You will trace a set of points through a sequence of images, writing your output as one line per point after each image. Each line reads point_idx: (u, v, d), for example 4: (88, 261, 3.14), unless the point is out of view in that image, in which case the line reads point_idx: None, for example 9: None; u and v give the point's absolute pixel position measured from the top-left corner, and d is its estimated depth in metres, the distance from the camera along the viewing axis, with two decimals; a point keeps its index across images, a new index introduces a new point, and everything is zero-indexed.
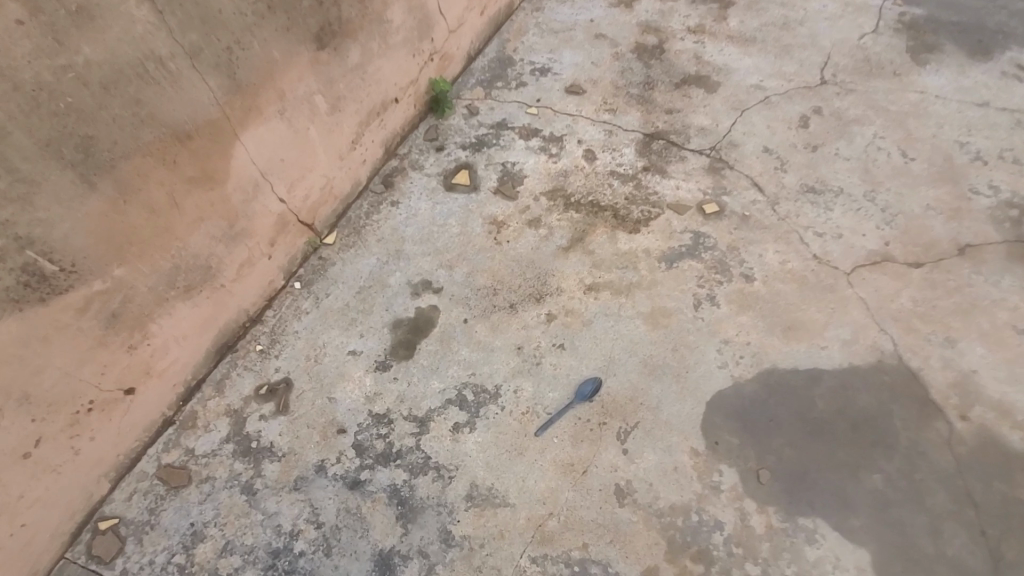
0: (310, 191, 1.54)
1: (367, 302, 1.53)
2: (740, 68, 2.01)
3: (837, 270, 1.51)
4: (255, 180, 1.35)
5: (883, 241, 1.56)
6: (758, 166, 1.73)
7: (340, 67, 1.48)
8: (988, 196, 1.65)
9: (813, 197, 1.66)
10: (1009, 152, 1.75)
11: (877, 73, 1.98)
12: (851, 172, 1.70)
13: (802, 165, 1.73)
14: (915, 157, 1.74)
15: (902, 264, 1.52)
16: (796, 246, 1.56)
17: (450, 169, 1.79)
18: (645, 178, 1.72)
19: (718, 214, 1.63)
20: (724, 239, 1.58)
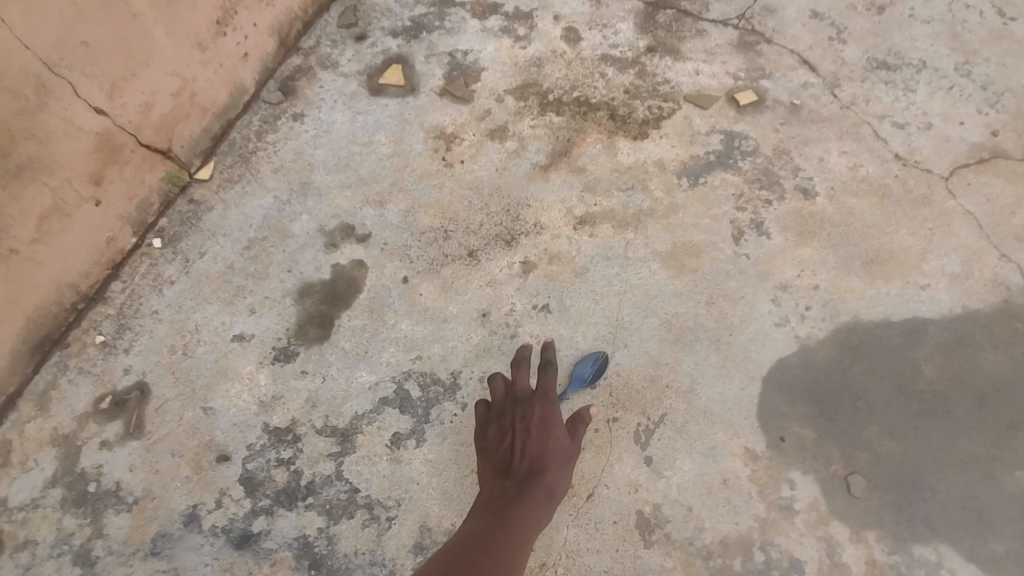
0: (155, 96, 1.04)
1: (261, 262, 1.05)
2: None
3: (930, 174, 1.05)
4: (40, 73, 0.88)
5: (990, 130, 1.09)
6: (806, 37, 1.22)
7: None
8: None
9: (887, 74, 1.16)
10: None
11: None
12: (938, 36, 1.20)
13: (866, 31, 1.22)
14: (1016, 16, 1.22)
15: (1021, 161, 1.06)
16: (871, 145, 1.09)
17: (376, 66, 1.26)
18: (649, 62, 1.22)
19: (757, 105, 1.14)
20: (769, 140, 1.11)
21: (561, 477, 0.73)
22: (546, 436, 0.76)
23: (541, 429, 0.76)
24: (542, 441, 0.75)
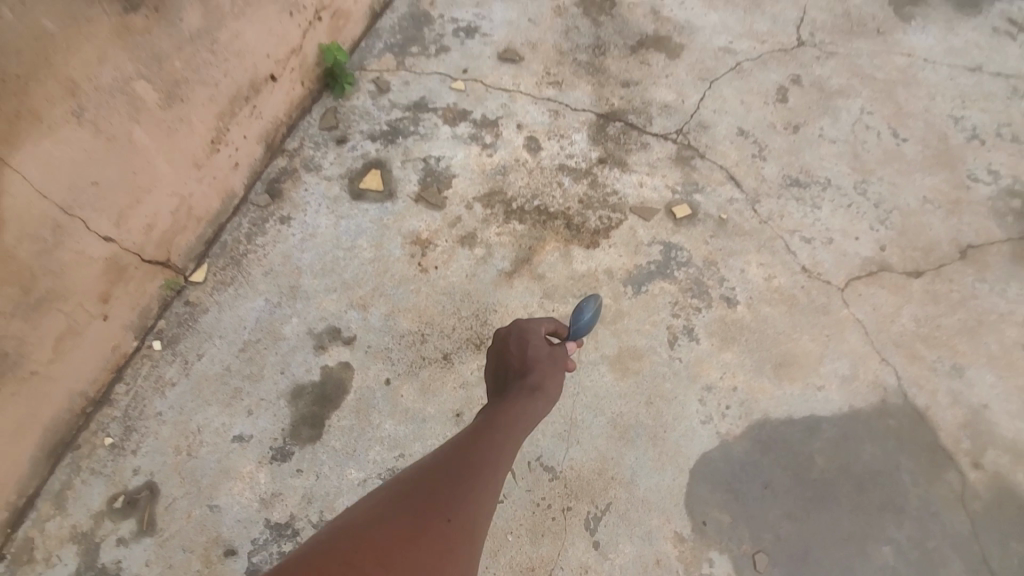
0: (156, 217, 1.12)
1: (256, 364, 1.19)
2: (706, 24, 1.63)
3: (830, 285, 1.26)
4: (58, 219, 0.94)
5: (878, 244, 1.31)
6: (733, 154, 1.43)
7: (166, 38, 1.01)
8: (988, 182, 1.38)
9: (799, 191, 1.38)
10: (1007, 127, 1.46)
11: (856, 28, 1.62)
12: (840, 157, 1.41)
13: (783, 150, 1.43)
14: (908, 136, 1.44)
15: (902, 273, 1.28)
16: (782, 256, 1.30)
17: (357, 170, 1.40)
18: (601, 173, 1.40)
19: (691, 218, 1.34)
20: (699, 251, 1.30)
21: (549, 377, 0.84)
22: (527, 348, 0.87)
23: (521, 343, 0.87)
24: (526, 352, 0.86)
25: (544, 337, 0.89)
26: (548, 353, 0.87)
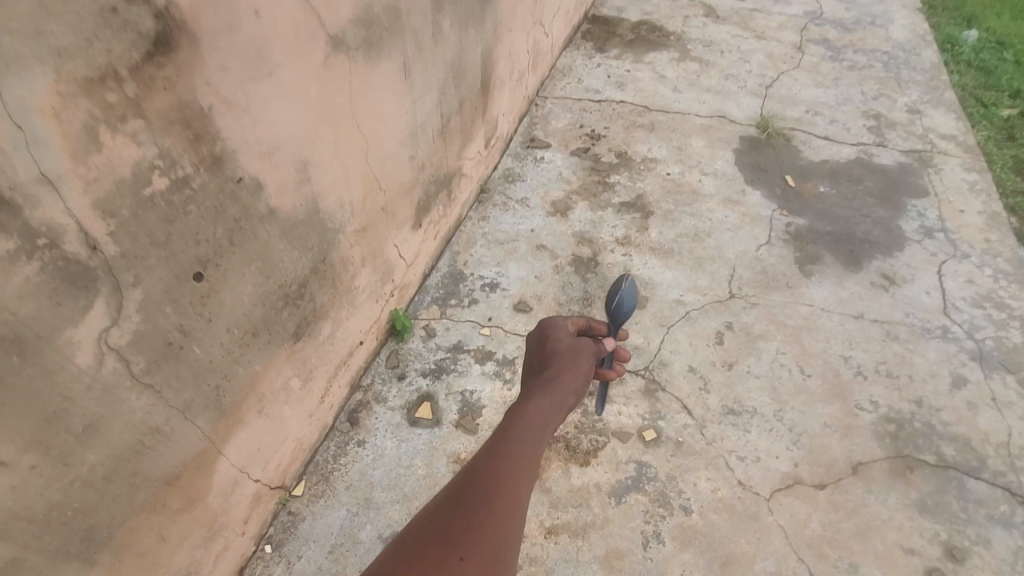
0: (283, 457, 1.63)
1: (341, 563, 1.62)
2: (664, 280, 2.25)
3: (759, 495, 1.72)
4: (234, 477, 1.42)
5: (793, 462, 1.79)
6: (685, 386, 1.94)
7: (311, 347, 1.58)
8: (871, 411, 1.90)
9: (734, 418, 1.88)
10: (883, 365, 2.00)
11: (771, 284, 2.23)
12: (763, 390, 1.93)
13: (721, 384, 1.95)
14: (812, 373, 1.98)
15: (811, 485, 1.75)
16: (724, 471, 1.76)
17: (413, 401, 1.92)
18: (588, 402, 1.89)
19: (656, 439, 1.81)
20: (664, 467, 1.76)
21: (546, 404, 1.15)
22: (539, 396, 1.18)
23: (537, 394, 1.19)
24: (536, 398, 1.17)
25: (568, 331, 1.34)
26: (572, 344, 1.30)
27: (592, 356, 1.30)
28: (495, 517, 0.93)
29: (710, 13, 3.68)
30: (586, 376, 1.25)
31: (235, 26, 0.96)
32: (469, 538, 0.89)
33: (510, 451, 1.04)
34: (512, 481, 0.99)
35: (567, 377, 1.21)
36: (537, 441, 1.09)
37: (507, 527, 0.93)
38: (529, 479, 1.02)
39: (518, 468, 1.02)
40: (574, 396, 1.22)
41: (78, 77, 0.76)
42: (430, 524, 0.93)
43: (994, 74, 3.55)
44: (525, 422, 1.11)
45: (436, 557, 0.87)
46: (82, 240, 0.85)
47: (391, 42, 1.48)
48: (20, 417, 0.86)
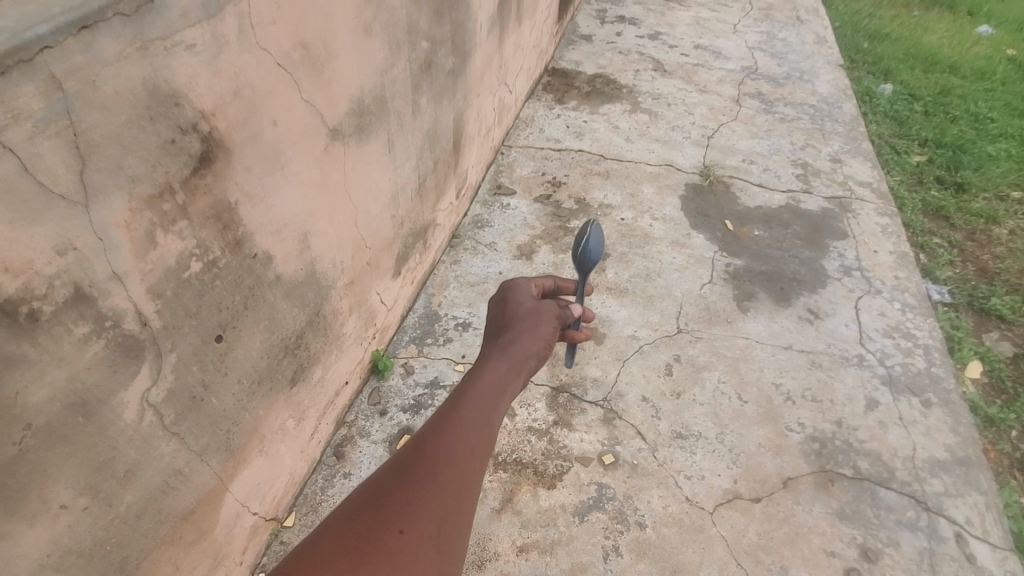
0: (278, 492, 1.78)
1: None
2: (619, 318, 2.51)
3: (704, 510, 1.96)
4: (237, 511, 1.57)
5: (733, 479, 2.04)
6: (639, 414, 2.19)
7: (305, 389, 1.76)
8: (798, 431, 2.18)
9: (682, 441, 2.13)
10: (808, 391, 2.30)
11: (713, 321, 2.52)
12: (706, 415, 2.20)
13: (670, 411, 2.20)
14: (748, 399, 2.26)
15: (748, 499, 1.99)
16: (673, 489, 2.00)
17: (394, 434, 2.09)
18: (556, 432, 2.12)
19: (614, 463, 2.05)
20: (621, 488, 1.99)
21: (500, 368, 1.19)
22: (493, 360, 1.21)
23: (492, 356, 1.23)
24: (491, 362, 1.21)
25: (533, 297, 1.41)
26: (535, 309, 1.36)
27: (553, 325, 1.34)
28: (444, 490, 0.95)
29: (659, 69, 4.07)
30: (545, 341, 1.30)
31: (259, 137, 1.26)
32: (413, 510, 0.90)
33: (464, 416, 1.06)
34: (466, 453, 1.00)
35: (525, 343, 1.26)
36: (495, 407, 1.12)
37: (456, 501, 0.94)
38: (484, 448, 1.03)
39: (473, 438, 1.03)
40: (534, 361, 1.27)
41: (145, 195, 1.02)
42: (377, 495, 0.93)
43: (907, 125, 4.01)
44: (482, 385, 1.14)
45: (378, 528, 0.88)
46: (136, 317, 1.07)
47: (377, 125, 1.77)
48: (79, 466, 1.03)
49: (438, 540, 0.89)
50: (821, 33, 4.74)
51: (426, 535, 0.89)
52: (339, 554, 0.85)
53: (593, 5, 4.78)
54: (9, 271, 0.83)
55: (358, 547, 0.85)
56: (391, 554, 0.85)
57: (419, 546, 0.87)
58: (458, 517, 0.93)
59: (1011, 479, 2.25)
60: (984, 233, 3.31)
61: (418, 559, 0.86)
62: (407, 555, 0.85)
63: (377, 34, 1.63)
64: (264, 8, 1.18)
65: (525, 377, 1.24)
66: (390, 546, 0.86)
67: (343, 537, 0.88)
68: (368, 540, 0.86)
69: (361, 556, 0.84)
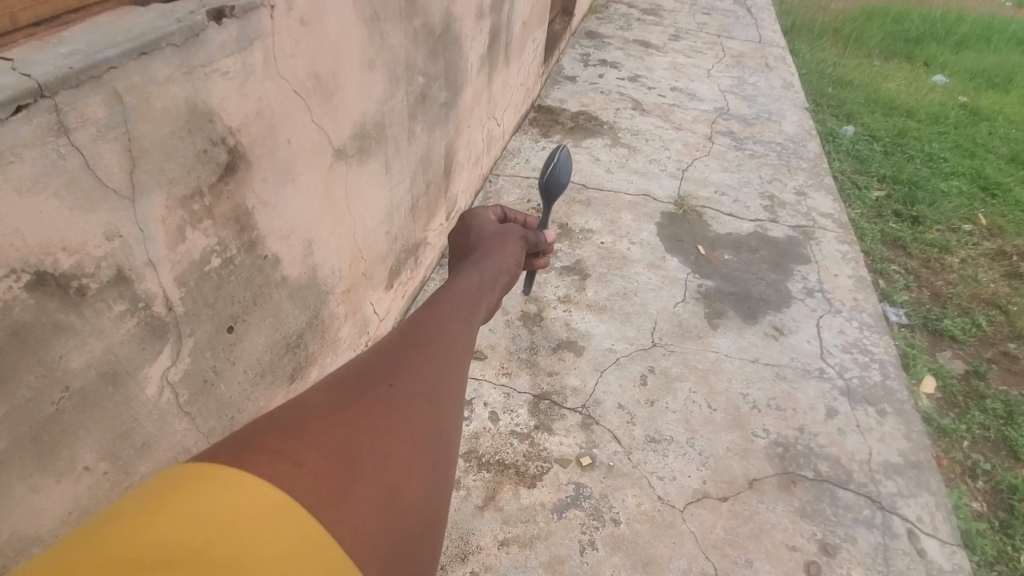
0: None
1: None
2: (598, 332, 2.67)
3: (675, 508, 2.09)
4: None
5: (702, 480, 2.17)
6: (616, 420, 2.33)
7: (302, 387, 1.89)
8: (764, 437, 2.33)
9: (655, 445, 2.26)
10: (773, 400, 2.46)
11: (686, 336, 2.70)
12: (678, 422, 2.35)
13: (644, 418, 2.35)
14: (717, 408, 2.41)
15: (717, 498, 2.12)
16: (646, 489, 2.13)
17: None
18: (537, 436, 2.25)
19: (591, 465, 2.18)
20: (597, 487, 2.12)
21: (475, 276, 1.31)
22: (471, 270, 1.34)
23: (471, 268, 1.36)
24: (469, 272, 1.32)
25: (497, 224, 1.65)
26: (503, 232, 1.58)
27: (518, 245, 1.56)
28: (435, 360, 0.92)
29: (638, 107, 4.37)
30: (510, 262, 1.46)
31: (274, 152, 1.44)
32: (402, 372, 0.86)
33: (446, 312, 1.07)
34: (448, 335, 1.00)
35: (498, 258, 1.44)
36: (472, 306, 1.17)
37: (444, 369, 0.92)
38: (466, 337, 1.05)
39: (455, 327, 1.04)
40: (501, 280, 1.41)
41: (179, 195, 1.19)
42: (362, 363, 0.88)
43: (867, 162, 4.33)
44: (456, 290, 1.20)
45: (366, 381, 0.83)
46: (163, 301, 1.23)
47: (376, 147, 1.96)
48: (104, 431, 1.16)
49: (428, 396, 0.85)
50: (788, 77, 5.11)
51: (420, 394, 0.85)
52: (325, 398, 0.78)
53: (577, 49, 5.13)
54: (66, 250, 0.99)
55: (346, 394, 0.79)
56: (382, 401, 0.80)
57: (410, 398, 0.83)
58: (447, 384, 0.90)
59: (962, 484, 2.41)
60: (938, 261, 3.56)
61: (409, 409, 0.81)
62: (399, 403, 0.81)
63: (379, 68, 1.84)
64: (285, 43, 1.38)
65: (495, 291, 1.34)
66: (381, 394, 0.81)
67: (326, 390, 0.80)
68: (356, 391, 0.80)
69: (349, 401, 0.78)
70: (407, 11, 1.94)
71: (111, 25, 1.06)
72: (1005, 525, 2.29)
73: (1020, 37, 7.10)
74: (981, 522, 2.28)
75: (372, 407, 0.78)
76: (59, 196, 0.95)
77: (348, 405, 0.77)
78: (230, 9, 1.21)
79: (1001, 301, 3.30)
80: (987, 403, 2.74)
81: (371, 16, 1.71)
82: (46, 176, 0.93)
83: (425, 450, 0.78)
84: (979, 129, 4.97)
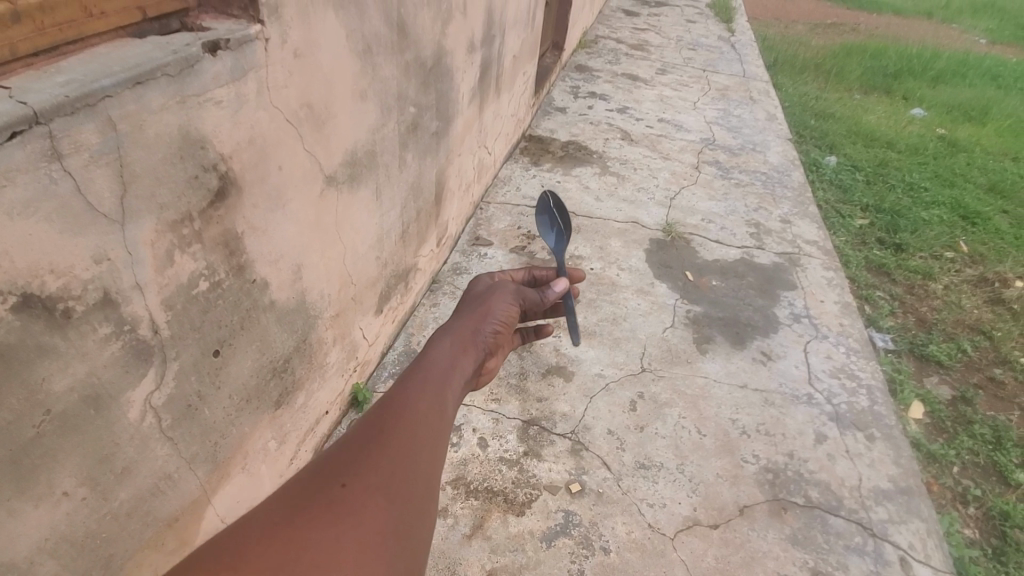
0: None
1: None
2: (588, 358, 2.68)
3: (665, 535, 2.06)
4: (218, 527, 1.63)
5: (692, 506, 2.15)
6: (605, 446, 2.32)
7: (288, 412, 1.87)
8: (753, 462, 2.32)
9: (645, 471, 2.25)
10: (762, 425, 2.46)
11: (675, 361, 2.71)
12: (668, 448, 2.34)
13: (634, 443, 2.34)
14: (707, 433, 2.41)
15: (707, 525, 2.10)
16: (636, 516, 2.11)
17: None
18: (526, 462, 2.23)
19: (580, 492, 2.16)
20: (587, 515, 2.09)
21: (446, 344, 1.23)
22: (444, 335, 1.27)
23: (443, 332, 1.28)
24: (444, 339, 1.25)
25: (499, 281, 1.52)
26: (500, 289, 1.45)
27: (512, 307, 1.41)
28: (395, 444, 0.91)
29: (626, 138, 4.48)
30: (493, 321, 1.35)
31: (265, 179, 1.47)
32: (359, 468, 0.86)
33: (419, 385, 1.06)
34: (416, 416, 0.98)
35: (482, 322, 1.33)
36: (446, 378, 1.13)
37: (408, 457, 0.90)
38: (438, 414, 1.02)
39: (425, 401, 1.03)
40: (482, 341, 1.31)
41: (169, 220, 1.21)
42: (323, 461, 0.89)
43: (850, 192, 4.43)
44: (429, 360, 1.16)
45: (321, 484, 0.84)
46: (149, 324, 1.23)
47: (367, 175, 2.00)
48: (84, 456, 1.14)
49: (384, 488, 0.84)
50: (772, 110, 5.26)
51: (374, 485, 0.84)
52: (279, 510, 0.80)
53: (567, 81, 5.27)
54: (54, 273, 1.00)
55: (299, 502, 0.81)
56: (334, 503, 0.80)
57: (364, 496, 0.82)
58: (410, 472, 0.89)
59: (953, 511, 2.41)
60: (922, 287, 3.62)
61: (363, 509, 0.81)
62: (350, 505, 0.81)
63: (371, 99, 1.89)
64: (279, 74, 1.43)
65: (473, 354, 1.27)
66: (332, 498, 0.81)
67: (282, 499, 0.83)
68: (310, 498, 0.82)
69: (300, 511, 0.79)
70: (400, 45, 2.00)
71: (109, 56, 1.10)
72: (998, 552, 2.28)
73: (993, 72, 7.38)
74: (973, 549, 2.26)
75: (321, 514, 0.79)
76: (49, 220, 0.97)
77: (298, 515, 0.79)
78: (226, 41, 1.25)
79: (985, 327, 3.35)
80: (975, 428, 2.75)
81: (364, 49, 1.77)
82: (37, 200, 0.94)
83: (374, 550, 0.77)
84: (958, 160, 5.12)
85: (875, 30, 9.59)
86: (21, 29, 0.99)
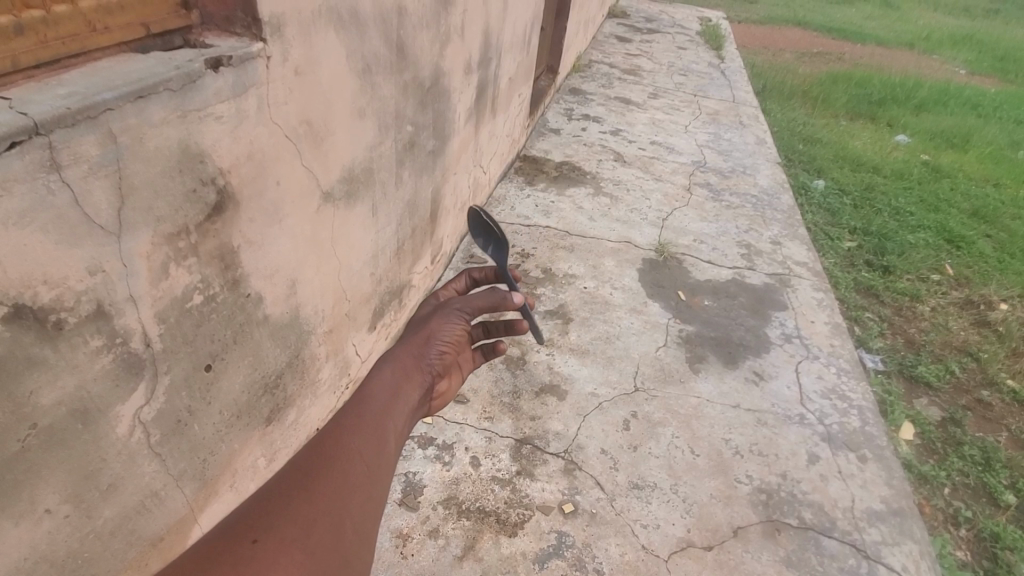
0: None
1: None
2: (581, 376, 2.67)
3: (659, 557, 2.04)
4: None
5: (686, 528, 2.14)
6: (598, 465, 2.31)
7: (278, 429, 1.85)
8: (747, 482, 2.31)
9: (638, 491, 2.23)
10: (755, 446, 2.46)
11: (668, 380, 2.71)
12: (661, 467, 2.33)
13: (628, 463, 2.33)
14: (700, 453, 2.40)
15: (701, 547, 2.08)
16: (630, 538, 2.08)
17: None
18: (519, 481, 2.21)
19: (574, 512, 2.14)
20: (580, 535, 2.07)
21: (387, 370, 1.21)
22: (387, 362, 1.24)
23: (387, 359, 1.25)
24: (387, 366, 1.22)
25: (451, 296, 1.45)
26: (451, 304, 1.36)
27: (461, 324, 1.33)
28: (320, 491, 0.89)
29: (619, 159, 4.55)
30: (437, 342, 1.29)
31: (263, 194, 1.47)
32: (276, 519, 0.83)
33: (354, 422, 1.02)
34: (347, 455, 0.96)
35: (428, 345, 1.28)
36: (386, 411, 1.10)
37: (333, 504, 0.88)
38: (375, 452, 0.99)
39: (361, 437, 1.00)
40: (428, 363, 1.27)
41: (165, 233, 1.21)
42: (237, 509, 0.85)
43: (838, 215, 4.50)
44: (367, 395, 1.13)
45: (229, 541, 0.79)
46: (142, 337, 1.22)
47: (364, 191, 2.01)
48: (69, 473, 1.12)
49: (304, 540, 0.82)
50: (761, 134, 5.37)
51: (291, 539, 0.81)
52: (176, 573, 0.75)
53: (561, 104, 5.35)
54: (47, 284, 0.99)
55: (201, 563, 0.76)
56: (241, 563, 0.76)
57: (278, 552, 0.79)
58: (334, 521, 0.86)
59: (945, 532, 2.40)
60: (910, 309, 3.67)
61: (276, 566, 0.78)
62: (262, 563, 0.77)
63: (369, 117, 1.91)
64: (279, 92, 1.44)
65: (419, 380, 1.23)
66: (242, 556, 0.77)
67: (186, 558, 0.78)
68: (215, 554, 0.77)
69: (203, 571, 0.75)
70: (399, 66, 2.03)
71: (111, 70, 1.10)
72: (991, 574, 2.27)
73: (973, 101, 7.61)
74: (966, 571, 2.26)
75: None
76: (45, 231, 0.96)
77: None
78: (228, 58, 1.26)
79: (972, 348, 3.39)
80: (964, 449, 2.77)
81: (363, 68, 1.80)
82: (34, 211, 0.94)
83: None
84: (941, 185, 5.23)
85: (859, 58, 9.87)
86: (23, 41, 1.00)
